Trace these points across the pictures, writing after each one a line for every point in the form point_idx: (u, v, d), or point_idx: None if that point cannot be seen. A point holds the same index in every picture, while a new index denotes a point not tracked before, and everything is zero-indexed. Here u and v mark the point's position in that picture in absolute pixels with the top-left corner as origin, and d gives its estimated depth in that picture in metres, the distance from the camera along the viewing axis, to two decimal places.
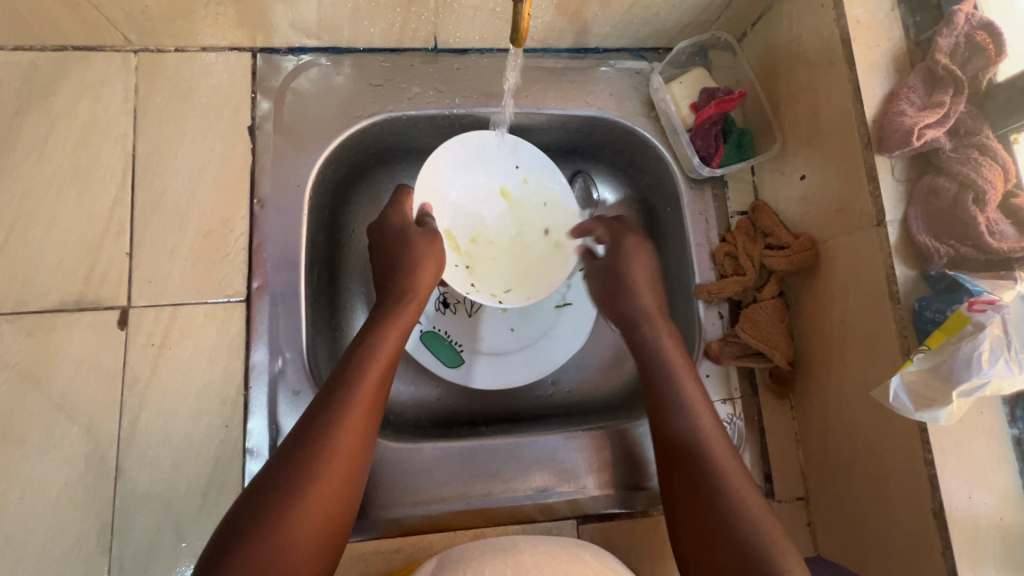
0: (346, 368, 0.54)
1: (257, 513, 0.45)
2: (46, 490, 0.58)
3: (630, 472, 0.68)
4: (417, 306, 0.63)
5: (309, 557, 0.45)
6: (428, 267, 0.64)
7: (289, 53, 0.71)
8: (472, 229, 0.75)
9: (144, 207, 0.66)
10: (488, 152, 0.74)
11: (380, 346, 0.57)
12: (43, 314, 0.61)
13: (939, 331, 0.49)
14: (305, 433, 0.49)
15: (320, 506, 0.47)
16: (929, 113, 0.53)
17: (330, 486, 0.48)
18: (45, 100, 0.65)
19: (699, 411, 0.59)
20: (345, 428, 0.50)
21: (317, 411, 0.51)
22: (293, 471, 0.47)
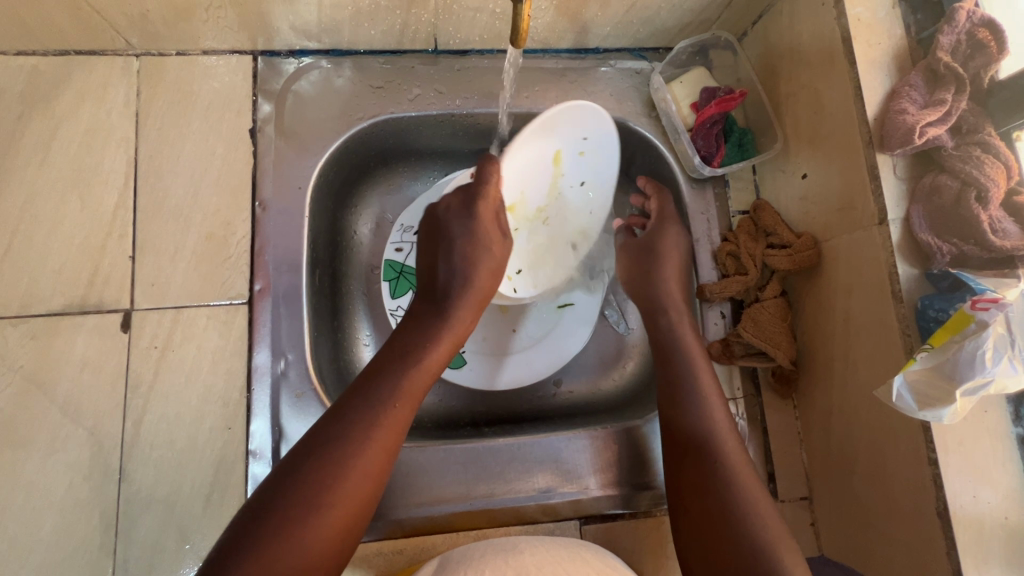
0: (387, 378, 0.54)
1: (280, 514, 0.44)
2: (50, 493, 0.58)
3: (632, 474, 0.68)
4: (469, 322, 0.62)
5: (321, 564, 0.45)
6: (482, 279, 0.62)
7: (290, 56, 0.72)
8: (516, 192, 0.69)
9: (147, 210, 0.66)
10: (585, 122, 0.66)
11: (426, 360, 0.57)
12: (47, 317, 0.62)
13: (941, 329, 0.49)
14: (341, 432, 0.50)
15: (340, 515, 0.46)
16: (931, 111, 0.53)
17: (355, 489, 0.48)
18: (48, 104, 0.66)
19: (716, 408, 0.60)
20: (377, 438, 0.50)
21: (352, 417, 0.51)
22: (321, 476, 0.47)
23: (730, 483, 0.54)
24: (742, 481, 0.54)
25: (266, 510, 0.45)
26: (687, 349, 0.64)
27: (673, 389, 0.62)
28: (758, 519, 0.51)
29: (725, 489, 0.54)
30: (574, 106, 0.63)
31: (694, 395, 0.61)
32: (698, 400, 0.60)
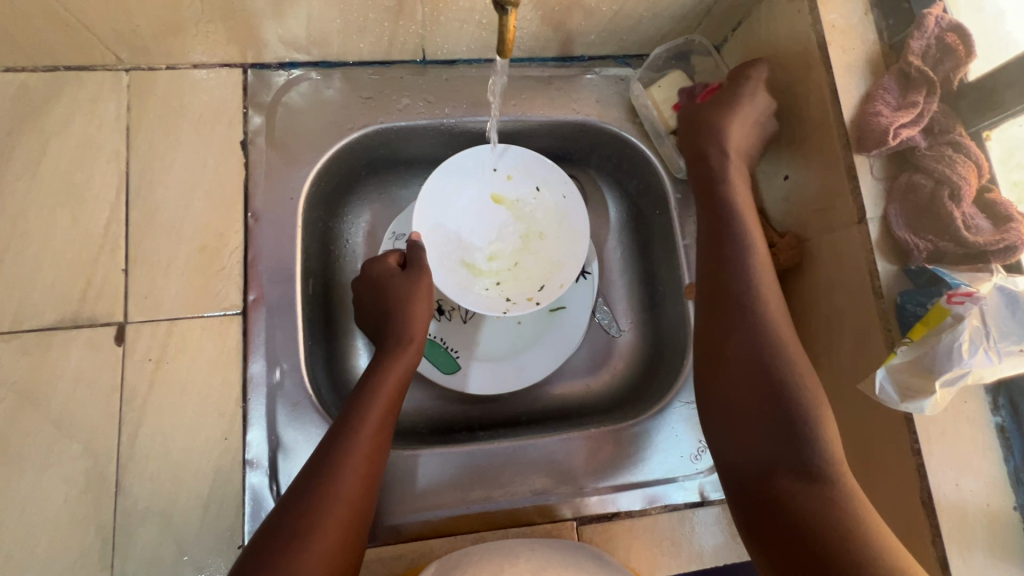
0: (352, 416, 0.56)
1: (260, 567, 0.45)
2: (46, 508, 0.58)
3: (629, 464, 0.69)
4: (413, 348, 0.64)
5: None
6: (424, 302, 0.66)
7: (280, 68, 0.72)
8: (487, 245, 0.77)
9: (139, 223, 0.66)
10: (465, 167, 0.75)
11: (382, 386, 0.59)
12: (39, 333, 0.62)
13: (920, 324, 0.51)
14: (318, 468, 0.51)
15: (327, 557, 0.47)
16: (904, 113, 0.55)
17: (343, 516, 0.50)
18: (38, 120, 0.66)
19: (786, 332, 0.53)
20: (353, 472, 0.52)
21: (320, 460, 0.52)
22: (297, 519, 0.48)
23: (793, 412, 0.48)
24: (808, 403, 0.49)
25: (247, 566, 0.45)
26: (746, 262, 0.56)
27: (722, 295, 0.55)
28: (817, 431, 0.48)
29: (784, 415, 0.48)
30: (460, 154, 0.74)
31: (743, 311, 0.54)
32: (749, 312, 0.54)
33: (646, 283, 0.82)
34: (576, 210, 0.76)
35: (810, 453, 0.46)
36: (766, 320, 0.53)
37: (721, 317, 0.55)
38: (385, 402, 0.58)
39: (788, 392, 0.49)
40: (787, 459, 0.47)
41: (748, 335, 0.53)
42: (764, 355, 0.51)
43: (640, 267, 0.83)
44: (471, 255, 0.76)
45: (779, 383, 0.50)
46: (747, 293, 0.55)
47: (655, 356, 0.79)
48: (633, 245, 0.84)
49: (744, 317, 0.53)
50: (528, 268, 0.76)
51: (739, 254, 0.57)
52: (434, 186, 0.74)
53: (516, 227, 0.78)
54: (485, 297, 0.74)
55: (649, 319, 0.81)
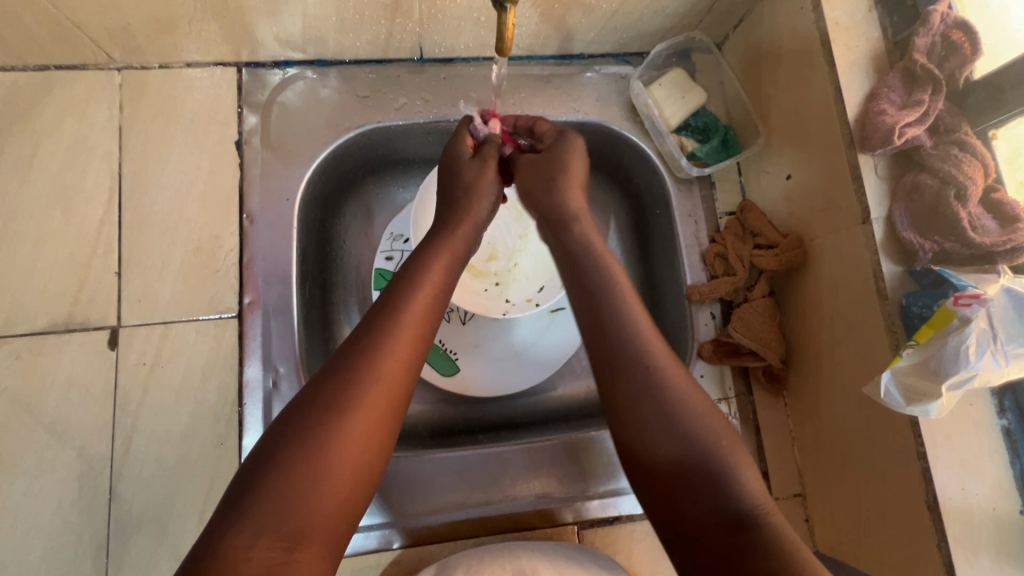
0: (381, 320, 0.48)
1: (274, 478, 0.40)
2: (39, 515, 0.57)
3: (606, 474, 0.68)
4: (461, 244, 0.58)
5: (349, 483, 0.42)
6: (488, 192, 0.61)
7: (275, 67, 0.71)
8: (486, 246, 0.76)
9: (132, 225, 0.65)
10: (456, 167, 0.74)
11: (426, 273, 0.53)
12: (32, 337, 0.61)
13: (926, 326, 0.50)
14: (356, 347, 0.47)
15: (360, 438, 0.43)
16: (909, 112, 0.54)
17: (380, 398, 0.45)
18: (28, 120, 0.65)
19: (680, 378, 0.47)
20: (392, 355, 0.46)
21: (354, 343, 0.47)
22: (315, 427, 0.42)
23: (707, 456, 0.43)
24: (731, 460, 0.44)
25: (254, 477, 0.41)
26: (621, 306, 0.50)
27: (604, 350, 0.49)
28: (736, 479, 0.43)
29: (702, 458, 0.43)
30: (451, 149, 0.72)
31: (630, 365, 0.47)
32: (641, 365, 0.47)
33: (646, 284, 0.80)
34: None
35: (734, 502, 0.42)
36: (659, 376, 0.47)
37: (603, 363, 0.48)
38: (430, 290, 0.52)
39: (701, 448, 0.44)
40: (719, 515, 0.41)
41: (647, 394, 0.46)
42: (662, 407, 0.45)
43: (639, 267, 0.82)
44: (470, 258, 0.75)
45: (693, 441, 0.44)
46: (636, 342, 0.48)
47: None
48: (632, 245, 0.82)
49: (629, 362, 0.47)
50: (528, 270, 0.76)
51: (613, 307, 0.50)
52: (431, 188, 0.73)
53: (517, 227, 0.77)
54: (483, 298, 0.73)
55: None
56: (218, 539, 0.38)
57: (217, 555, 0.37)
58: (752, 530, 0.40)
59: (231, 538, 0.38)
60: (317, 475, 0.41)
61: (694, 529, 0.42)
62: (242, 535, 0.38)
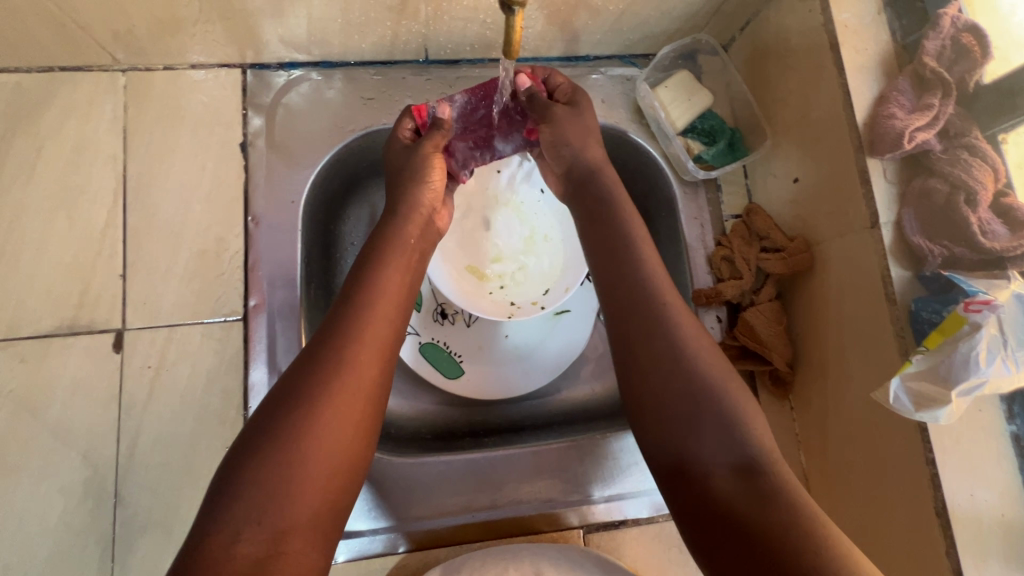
0: (349, 314, 0.50)
1: (253, 470, 0.41)
2: (44, 519, 0.57)
3: (606, 461, 0.68)
4: (417, 234, 0.60)
5: (333, 464, 0.44)
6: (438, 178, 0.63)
7: (280, 68, 0.71)
8: (491, 249, 0.76)
9: (137, 227, 0.65)
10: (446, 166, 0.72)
11: (389, 262, 0.55)
12: (36, 340, 0.60)
13: (936, 332, 0.50)
14: (331, 333, 0.49)
15: (338, 420, 0.45)
16: (919, 116, 0.54)
17: (355, 380, 0.47)
18: (32, 121, 0.64)
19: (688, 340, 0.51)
20: (364, 340, 0.49)
21: (330, 331, 0.49)
22: (289, 419, 0.43)
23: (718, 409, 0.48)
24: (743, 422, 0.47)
25: (234, 473, 0.41)
26: (649, 276, 0.55)
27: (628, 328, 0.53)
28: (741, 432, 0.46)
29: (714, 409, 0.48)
30: None
31: (653, 340, 0.51)
32: (669, 344, 0.51)
33: None
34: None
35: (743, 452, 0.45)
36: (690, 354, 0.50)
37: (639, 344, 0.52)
38: (395, 278, 0.54)
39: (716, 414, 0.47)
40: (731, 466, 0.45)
41: (669, 367, 0.50)
42: (687, 381, 0.49)
43: None
44: (476, 259, 0.75)
45: (716, 406, 0.48)
46: (671, 327, 0.52)
47: None
48: None
49: (662, 341, 0.51)
50: (533, 273, 0.75)
51: (642, 290, 0.54)
52: None
53: (522, 230, 0.77)
54: (488, 301, 0.73)
55: None
56: (206, 532, 0.39)
57: (203, 551, 0.38)
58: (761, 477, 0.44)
59: (216, 532, 0.39)
60: (299, 457, 0.42)
61: (702, 482, 0.46)
62: (227, 527, 0.39)
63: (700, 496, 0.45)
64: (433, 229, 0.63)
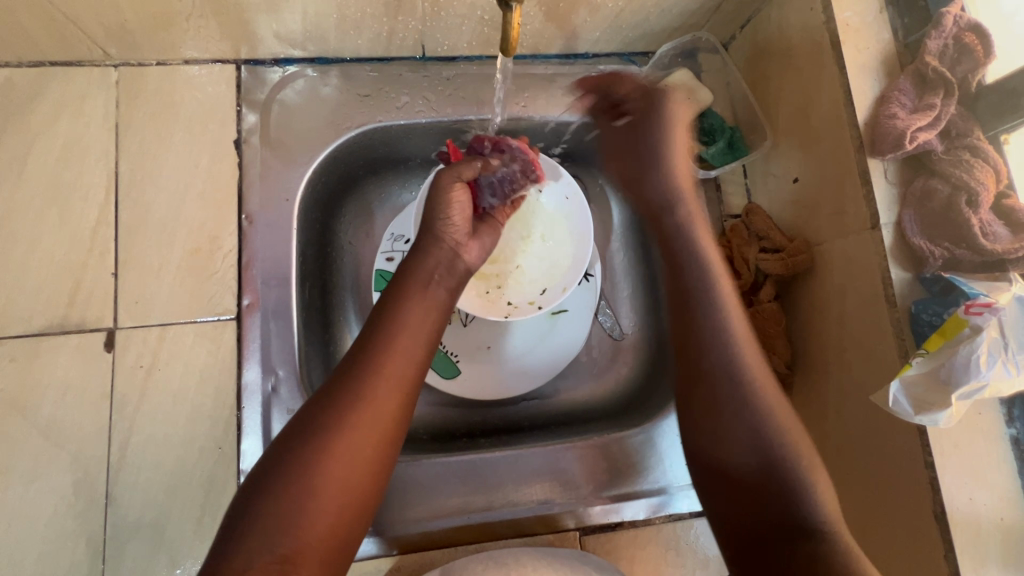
0: (372, 342, 0.49)
1: (264, 507, 0.41)
2: (33, 521, 0.57)
3: (634, 473, 0.67)
4: (444, 262, 0.57)
5: (341, 507, 0.43)
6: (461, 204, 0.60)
7: (275, 64, 0.70)
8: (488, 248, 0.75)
9: (129, 225, 0.64)
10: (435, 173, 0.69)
11: (412, 294, 0.53)
12: (26, 338, 0.60)
13: (936, 336, 0.50)
14: (348, 368, 0.48)
15: (351, 463, 0.44)
16: (921, 116, 0.54)
17: (371, 421, 0.46)
18: (22, 117, 0.64)
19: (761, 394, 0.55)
20: (385, 376, 0.47)
21: (349, 365, 0.48)
22: (303, 453, 0.43)
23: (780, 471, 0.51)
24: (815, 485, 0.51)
25: (249, 505, 0.42)
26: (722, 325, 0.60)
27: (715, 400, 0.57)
28: (806, 492, 0.50)
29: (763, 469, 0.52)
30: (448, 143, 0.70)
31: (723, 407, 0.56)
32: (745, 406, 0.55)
33: (649, 286, 0.80)
34: (579, 210, 0.74)
35: (807, 516, 0.49)
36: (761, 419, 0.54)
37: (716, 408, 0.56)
38: (417, 309, 0.52)
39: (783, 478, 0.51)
40: (785, 524, 0.49)
41: (748, 432, 0.54)
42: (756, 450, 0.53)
43: (643, 269, 0.81)
44: None
45: (782, 475, 0.51)
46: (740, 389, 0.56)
47: (660, 357, 0.77)
48: (637, 247, 0.82)
49: (725, 387, 0.56)
50: (531, 272, 0.75)
51: (727, 360, 0.57)
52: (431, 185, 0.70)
53: (520, 229, 0.76)
54: (483, 299, 0.72)
55: (652, 324, 0.80)
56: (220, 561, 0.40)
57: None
58: (813, 539, 0.47)
59: (229, 563, 0.39)
60: (307, 502, 0.42)
61: (758, 534, 0.50)
62: (236, 563, 0.39)
63: (773, 551, 0.48)
64: (459, 263, 0.59)
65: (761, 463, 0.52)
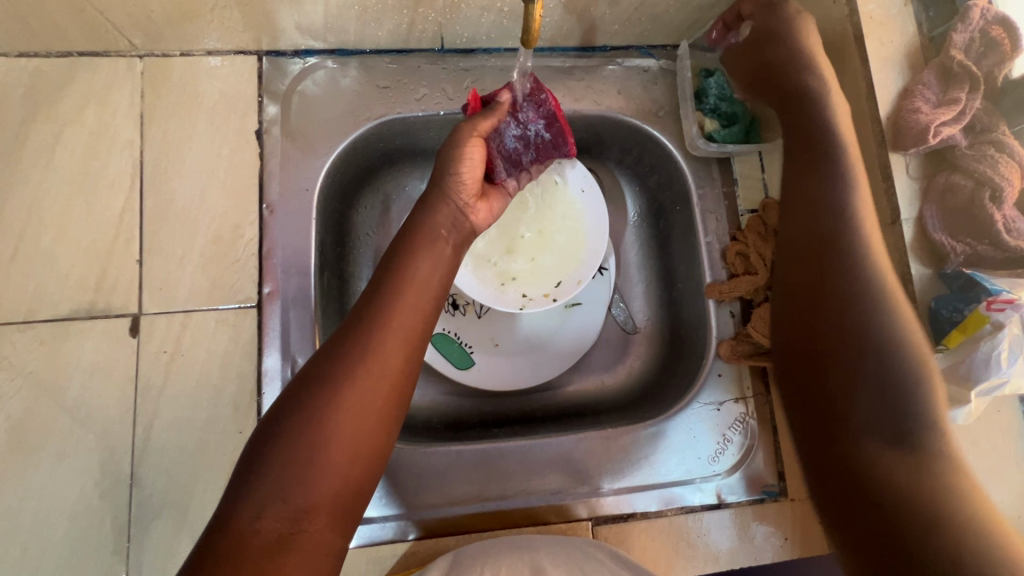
0: (377, 300, 0.50)
1: (274, 456, 0.42)
2: (62, 499, 0.58)
3: (643, 462, 0.68)
4: (449, 225, 0.58)
5: (348, 459, 0.44)
6: (472, 158, 0.60)
7: (295, 56, 0.71)
8: (504, 243, 0.75)
9: (153, 213, 0.65)
10: None
11: (417, 255, 0.54)
12: (55, 323, 0.61)
13: (957, 331, 0.51)
14: (353, 327, 0.49)
15: (355, 415, 0.45)
16: (945, 111, 0.53)
17: (377, 378, 0.46)
18: (52, 106, 0.65)
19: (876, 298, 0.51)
20: (391, 335, 0.48)
21: (355, 325, 0.49)
22: (311, 407, 0.44)
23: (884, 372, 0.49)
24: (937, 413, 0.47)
25: (255, 461, 0.43)
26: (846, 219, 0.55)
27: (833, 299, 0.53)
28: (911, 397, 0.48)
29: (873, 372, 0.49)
30: None
31: (834, 307, 0.53)
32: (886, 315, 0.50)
33: (663, 280, 0.80)
34: (597, 205, 0.75)
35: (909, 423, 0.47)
36: (877, 319, 0.51)
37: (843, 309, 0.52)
38: (423, 271, 0.53)
39: (901, 392, 0.48)
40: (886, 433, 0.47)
41: (863, 335, 0.50)
42: (870, 354, 0.50)
43: (657, 264, 0.81)
44: (489, 251, 0.75)
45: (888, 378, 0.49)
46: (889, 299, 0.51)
47: (673, 351, 0.77)
48: (651, 241, 0.82)
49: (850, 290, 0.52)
50: (546, 265, 0.75)
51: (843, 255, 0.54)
52: None
53: (536, 223, 0.76)
54: (499, 292, 0.73)
55: (666, 318, 0.80)
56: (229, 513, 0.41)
57: (229, 527, 0.40)
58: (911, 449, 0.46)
59: (241, 509, 0.41)
60: (315, 450, 0.43)
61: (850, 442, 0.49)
62: (248, 509, 0.41)
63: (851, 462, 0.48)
64: (466, 220, 0.61)
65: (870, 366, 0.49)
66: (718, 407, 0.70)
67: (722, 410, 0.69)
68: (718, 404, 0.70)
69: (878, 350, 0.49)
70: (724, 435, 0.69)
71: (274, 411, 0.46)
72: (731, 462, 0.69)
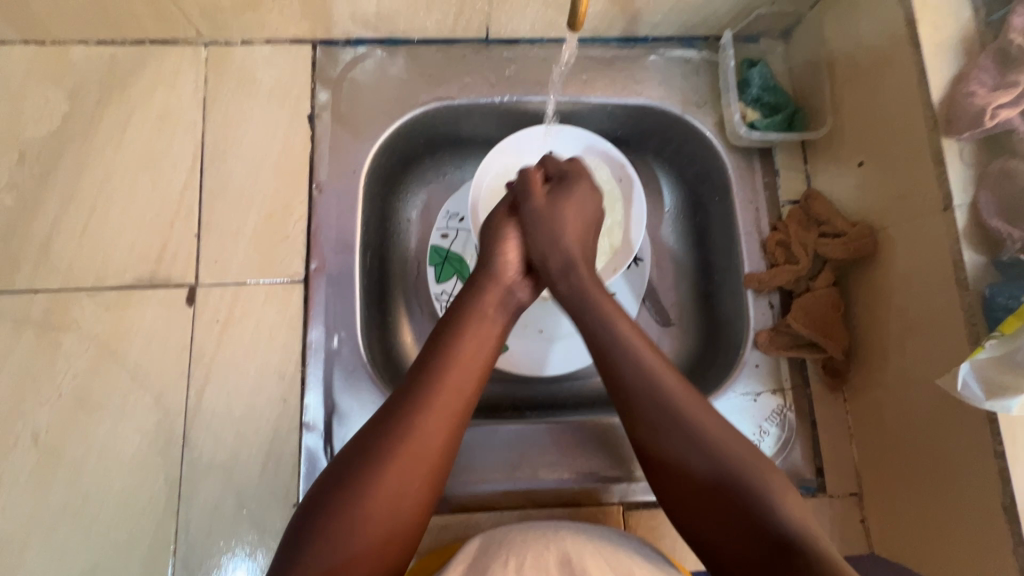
0: (428, 368, 0.52)
1: (324, 519, 0.44)
2: (121, 454, 0.62)
3: None
4: (497, 301, 0.59)
5: (386, 530, 0.45)
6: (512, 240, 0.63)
7: (347, 45, 0.74)
8: None
9: (211, 190, 0.69)
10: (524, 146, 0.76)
11: (467, 328, 0.55)
12: (120, 290, 0.66)
13: (1013, 316, 0.47)
14: (402, 396, 0.50)
15: (396, 485, 0.45)
16: (1003, 92, 0.51)
17: (418, 449, 0.47)
18: (125, 90, 0.70)
19: (684, 393, 0.50)
20: (437, 406, 0.49)
21: (404, 392, 0.50)
22: (350, 483, 0.45)
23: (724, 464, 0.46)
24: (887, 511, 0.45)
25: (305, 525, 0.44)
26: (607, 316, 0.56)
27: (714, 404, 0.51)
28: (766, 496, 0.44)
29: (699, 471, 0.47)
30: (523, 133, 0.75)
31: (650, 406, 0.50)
32: (685, 426, 0.48)
33: (700, 272, 0.79)
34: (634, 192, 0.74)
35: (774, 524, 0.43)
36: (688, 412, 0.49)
37: (645, 428, 0.50)
38: (472, 343, 0.54)
39: (749, 493, 0.45)
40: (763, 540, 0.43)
41: (679, 437, 0.48)
42: (690, 447, 0.48)
43: (694, 256, 0.80)
44: None
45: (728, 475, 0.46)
46: (678, 406, 0.49)
47: (709, 343, 0.76)
48: (689, 233, 0.81)
49: (645, 391, 0.51)
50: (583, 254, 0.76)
51: (634, 363, 0.52)
52: (493, 168, 0.75)
53: None
54: None
55: (701, 310, 0.78)
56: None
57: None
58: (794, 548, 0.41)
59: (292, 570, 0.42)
60: (360, 517, 0.44)
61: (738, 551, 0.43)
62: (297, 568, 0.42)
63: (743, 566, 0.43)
64: (513, 299, 0.60)
65: (701, 465, 0.47)
66: (755, 397, 0.68)
67: (758, 401, 0.68)
68: (755, 395, 0.68)
69: (696, 450, 0.47)
70: (760, 426, 0.67)
71: (325, 477, 0.47)
72: (769, 454, 0.66)
